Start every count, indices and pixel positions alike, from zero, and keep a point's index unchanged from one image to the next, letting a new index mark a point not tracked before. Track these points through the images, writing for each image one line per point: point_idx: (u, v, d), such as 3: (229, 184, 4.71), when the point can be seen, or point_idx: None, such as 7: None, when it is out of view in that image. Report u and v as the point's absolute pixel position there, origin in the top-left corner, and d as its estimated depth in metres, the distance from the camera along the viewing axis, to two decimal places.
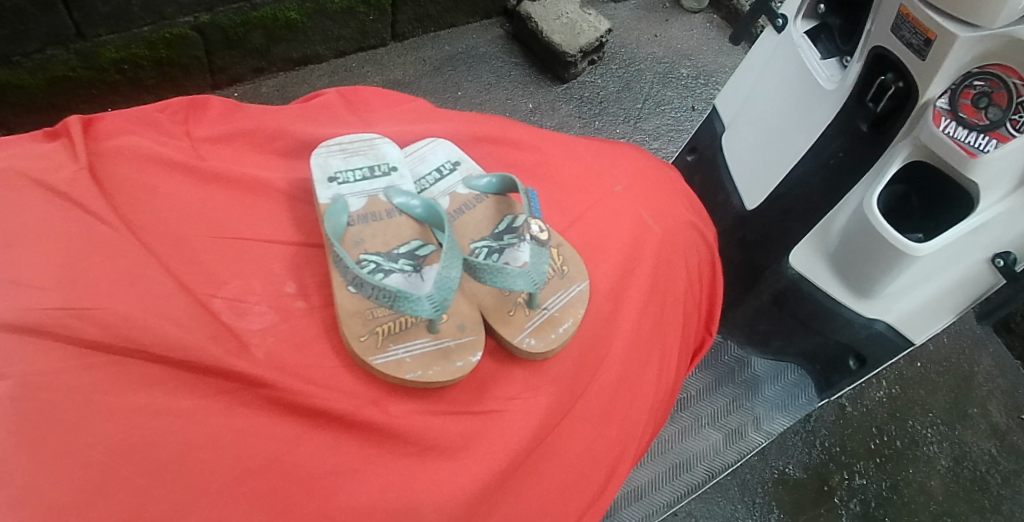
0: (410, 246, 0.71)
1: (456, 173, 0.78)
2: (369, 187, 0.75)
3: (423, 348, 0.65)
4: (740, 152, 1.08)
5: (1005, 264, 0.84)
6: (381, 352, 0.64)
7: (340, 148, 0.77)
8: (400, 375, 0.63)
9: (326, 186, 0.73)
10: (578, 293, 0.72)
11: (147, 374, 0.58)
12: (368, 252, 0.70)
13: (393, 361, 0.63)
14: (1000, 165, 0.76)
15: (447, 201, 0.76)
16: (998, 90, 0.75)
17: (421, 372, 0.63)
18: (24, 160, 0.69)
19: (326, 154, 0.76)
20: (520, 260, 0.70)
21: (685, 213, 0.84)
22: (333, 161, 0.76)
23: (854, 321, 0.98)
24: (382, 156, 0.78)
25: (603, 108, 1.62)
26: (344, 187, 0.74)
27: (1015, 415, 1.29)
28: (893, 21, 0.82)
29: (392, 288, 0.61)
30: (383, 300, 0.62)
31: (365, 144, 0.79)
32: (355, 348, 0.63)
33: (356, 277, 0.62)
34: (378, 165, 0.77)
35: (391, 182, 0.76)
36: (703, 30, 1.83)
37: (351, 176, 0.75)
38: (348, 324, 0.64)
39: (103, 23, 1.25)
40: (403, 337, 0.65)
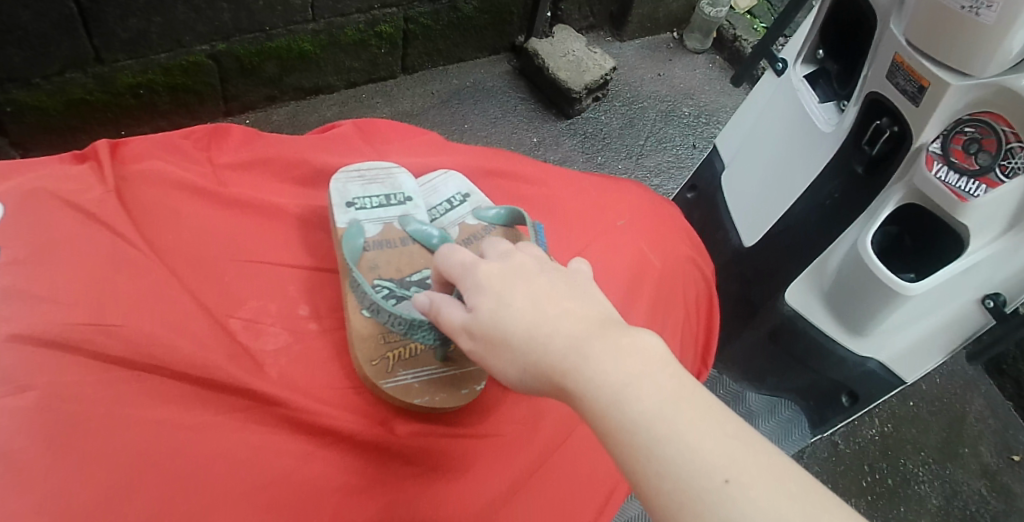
0: (422, 274, 0.73)
1: (467, 204, 0.81)
2: (385, 214, 0.78)
3: (430, 374, 0.66)
4: (739, 190, 1.11)
5: (995, 305, 0.85)
6: (390, 376, 0.65)
7: (359, 175, 0.80)
8: (409, 399, 0.64)
9: (343, 211, 0.75)
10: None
11: (164, 388, 0.61)
12: (383, 278, 0.72)
13: (400, 384, 0.65)
14: (989, 210, 0.79)
15: (457, 230, 0.78)
16: (989, 136, 0.78)
17: (427, 397, 0.65)
18: (56, 182, 0.72)
19: (345, 180, 0.79)
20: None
21: (684, 249, 0.87)
22: (352, 187, 0.78)
23: (848, 358, 1.01)
24: (398, 186, 0.81)
25: (606, 144, 1.66)
26: (361, 212, 0.76)
27: (1006, 456, 1.30)
28: (888, 68, 0.85)
29: (407, 316, 0.63)
30: (399, 327, 0.64)
31: (384, 173, 0.82)
32: (366, 371, 0.65)
33: (373, 303, 0.64)
34: (394, 194, 0.80)
35: (406, 212, 0.79)
36: (706, 70, 1.89)
37: (368, 202, 0.77)
38: (359, 347, 0.66)
39: (122, 49, 1.29)
40: (412, 362, 0.66)
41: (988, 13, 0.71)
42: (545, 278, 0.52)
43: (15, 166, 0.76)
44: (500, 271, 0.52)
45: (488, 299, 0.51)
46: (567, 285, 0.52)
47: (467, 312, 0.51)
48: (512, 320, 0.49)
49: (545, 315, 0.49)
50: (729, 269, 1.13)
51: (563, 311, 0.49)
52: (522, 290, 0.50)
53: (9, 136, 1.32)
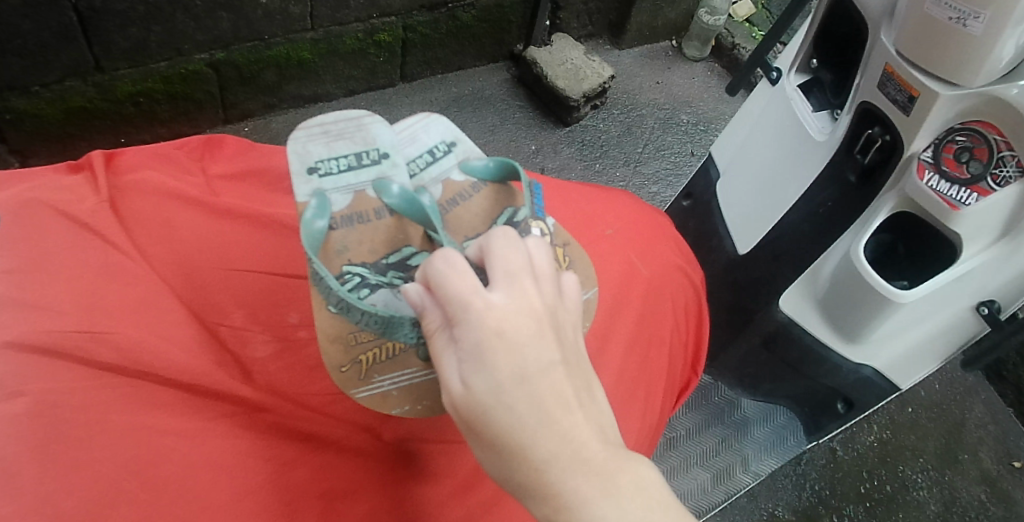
0: (399, 254, 0.73)
1: (451, 153, 0.81)
2: (354, 179, 0.76)
3: (408, 380, 0.65)
4: (733, 198, 1.12)
5: (990, 312, 0.86)
6: (365, 384, 0.64)
7: (325, 133, 0.79)
8: (386, 408, 0.64)
9: (306, 179, 0.74)
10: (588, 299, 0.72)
11: (154, 395, 0.62)
12: (353, 264, 0.71)
13: (375, 392, 0.64)
14: (981, 217, 0.79)
15: (441, 189, 0.79)
16: (980, 145, 0.78)
17: (407, 407, 0.64)
18: (50, 193, 0.74)
19: (307, 141, 0.78)
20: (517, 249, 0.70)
21: (672, 257, 0.87)
22: (316, 150, 0.77)
23: (842, 365, 1.02)
24: (370, 140, 0.79)
25: (604, 152, 1.67)
26: (325, 179, 0.75)
27: (1006, 462, 1.30)
28: (879, 78, 0.85)
29: (383, 314, 0.58)
30: (374, 325, 0.60)
31: (354, 126, 0.80)
32: (341, 383, 0.64)
33: (343, 300, 0.60)
34: (367, 151, 0.79)
35: (380, 171, 0.78)
36: (704, 78, 1.90)
37: (334, 166, 0.77)
38: (330, 351, 0.64)
39: (123, 57, 1.31)
40: (386, 367, 0.65)
41: (975, 24, 0.71)
42: (559, 370, 0.46)
43: (13, 176, 0.78)
44: (510, 344, 0.45)
45: (486, 381, 0.45)
46: (576, 377, 0.47)
47: (462, 381, 0.45)
48: (513, 419, 0.44)
49: (553, 426, 0.44)
50: (723, 276, 1.14)
51: (572, 424, 0.45)
52: (531, 386, 0.45)
53: (10, 144, 1.33)
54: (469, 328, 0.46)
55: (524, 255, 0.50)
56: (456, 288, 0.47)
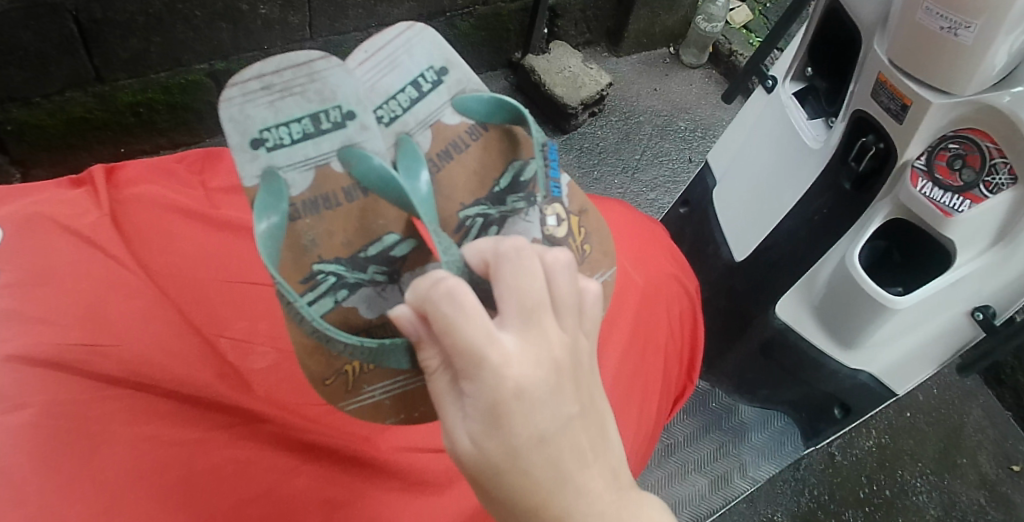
0: (381, 246, 0.67)
1: (440, 85, 0.66)
2: (315, 152, 0.61)
3: (398, 388, 0.59)
4: (730, 204, 1.13)
5: (985, 317, 0.87)
6: (352, 396, 0.59)
7: (261, 84, 0.58)
8: (379, 418, 0.61)
9: (253, 157, 0.59)
10: (605, 281, 0.70)
11: (156, 407, 0.63)
12: (325, 262, 0.64)
13: (366, 404, 0.60)
14: (974, 224, 0.80)
15: (430, 137, 0.67)
16: (973, 152, 0.79)
17: (400, 416, 0.61)
18: (53, 206, 0.76)
19: (242, 100, 0.57)
20: (523, 230, 0.67)
21: (667, 266, 0.88)
22: (256, 112, 0.58)
23: (839, 371, 1.02)
24: (327, 92, 0.60)
25: (602, 159, 1.69)
26: (277, 153, 0.60)
27: (1005, 466, 1.30)
28: (873, 87, 0.86)
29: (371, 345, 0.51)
30: (362, 356, 0.53)
31: (304, 74, 0.59)
32: (329, 396, 0.60)
33: (322, 331, 0.52)
34: (326, 109, 0.60)
35: (347, 136, 0.62)
36: (702, 84, 1.91)
37: (286, 134, 0.60)
38: (311, 369, 0.59)
39: (123, 68, 1.32)
40: (374, 376, 0.59)
41: (966, 33, 0.71)
42: (576, 426, 0.44)
43: (15, 190, 0.80)
44: (528, 407, 0.41)
45: (501, 444, 0.42)
46: (591, 429, 0.45)
47: (473, 438, 0.42)
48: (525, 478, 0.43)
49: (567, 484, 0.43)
50: (720, 282, 1.15)
51: (586, 481, 0.44)
52: (547, 447, 0.42)
53: (12, 155, 1.35)
54: (484, 391, 0.40)
55: (546, 292, 0.43)
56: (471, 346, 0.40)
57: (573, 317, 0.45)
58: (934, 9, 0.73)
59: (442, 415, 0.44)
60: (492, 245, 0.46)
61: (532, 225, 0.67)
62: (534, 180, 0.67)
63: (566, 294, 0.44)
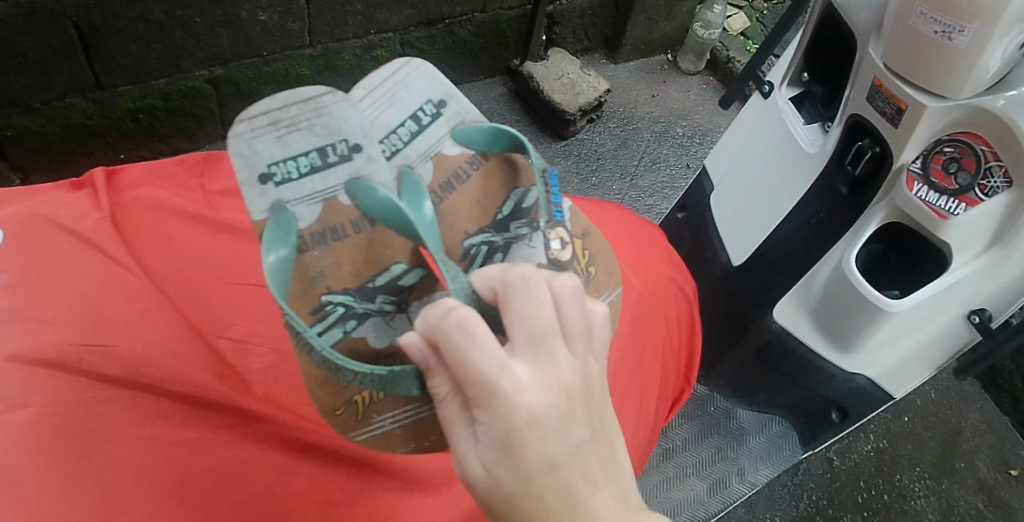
0: (388, 276, 0.66)
1: (440, 118, 0.63)
2: (321, 186, 0.58)
3: (410, 417, 0.57)
4: (728, 209, 1.14)
5: (981, 320, 0.87)
6: (364, 426, 0.58)
7: (269, 120, 0.54)
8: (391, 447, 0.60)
9: (259, 193, 0.56)
10: (610, 301, 0.70)
11: (156, 406, 0.64)
12: (334, 292, 0.62)
13: (376, 433, 0.59)
14: (971, 227, 0.80)
15: (432, 169, 0.64)
16: (968, 155, 0.79)
17: (413, 444, 0.59)
18: (54, 210, 0.77)
19: (250, 136, 0.54)
20: (527, 255, 0.66)
21: (664, 269, 0.89)
22: (262, 147, 0.55)
23: (837, 375, 1.03)
24: (335, 126, 0.57)
25: (601, 165, 1.69)
26: (285, 188, 0.57)
27: (1003, 470, 1.31)
28: (868, 91, 0.86)
29: (381, 372, 0.51)
30: (372, 383, 0.52)
31: (310, 108, 0.55)
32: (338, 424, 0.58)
33: (331, 360, 0.51)
34: (333, 143, 0.57)
35: (354, 169, 0.59)
36: (699, 91, 1.92)
37: (292, 169, 0.57)
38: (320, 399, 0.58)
39: (121, 74, 1.32)
40: (385, 405, 0.57)
41: (960, 37, 0.72)
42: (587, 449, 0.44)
43: (14, 194, 0.81)
44: (539, 433, 0.41)
45: (512, 470, 0.42)
46: (602, 451, 0.45)
47: (484, 462, 0.42)
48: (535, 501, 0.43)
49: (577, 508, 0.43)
50: (718, 287, 1.16)
51: (598, 504, 0.44)
52: (558, 470, 0.43)
53: (10, 161, 1.36)
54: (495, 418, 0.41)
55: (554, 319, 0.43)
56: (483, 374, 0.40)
57: (583, 343, 0.45)
58: (928, 13, 0.73)
59: (453, 439, 0.44)
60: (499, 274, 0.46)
61: (537, 250, 0.65)
62: (536, 207, 0.67)
63: (575, 319, 0.44)
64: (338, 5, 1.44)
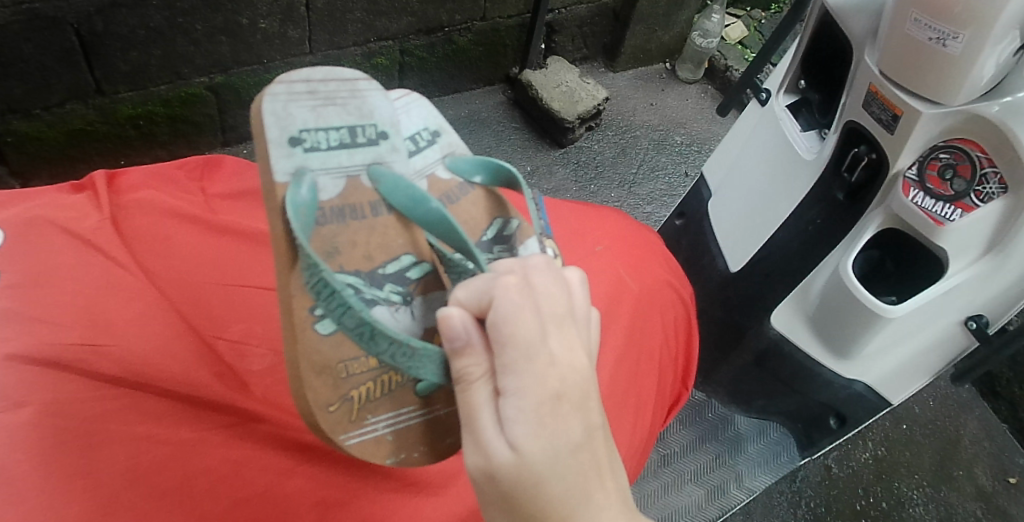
0: (399, 265, 0.62)
1: (434, 144, 0.68)
2: (348, 162, 0.61)
3: (404, 422, 0.60)
4: (725, 216, 1.14)
5: (978, 326, 0.88)
6: (358, 427, 0.57)
7: (308, 89, 0.60)
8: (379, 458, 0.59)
9: (286, 150, 0.57)
10: None
11: (154, 406, 0.65)
12: (345, 271, 0.59)
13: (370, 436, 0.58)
14: (967, 233, 0.80)
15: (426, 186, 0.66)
16: (963, 162, 0.80)
17: (400, 456, 0.59)
18: (54, 211, 0.78)
19: (287, 98, 0.58)
20: None
21: (662, 273, 0.89)
22: (298, 111, 0.59)
23: (834, 381, 1.03)
24: (367, 111, 0.64)
25: (599, 173, 1.70)
26: (312, 154, 0.58)
27: (1001, 478, 1.31)
28: (864, 98, 0.87)
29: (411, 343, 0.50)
30: (400, 358, 0.51)
31: (347, 88, 0.63)
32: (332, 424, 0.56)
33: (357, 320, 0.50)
34: (361, 126, 0.63)
35: (379, 155, 0.63)
36: (697, 99, 1.92)
37: (323, 139, 0.59)
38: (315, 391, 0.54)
39: (123, 81, 1.33)
40: (381, 405, 0.59)
41: (954, 44, 0.73)
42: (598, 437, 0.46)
43: (16, 197, 0.82)
44: (566, 407, 0.44)
45: (542, 448, 0.43)
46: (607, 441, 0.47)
47: (513, 443, 0.42)
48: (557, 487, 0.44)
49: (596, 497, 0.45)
50: (715, 293, 1.16)
51: (604, 496, 0.45)
52: (578, 454, 0.44)
53: (10, 166, 1.36)
54: (530, 395, 0.43)
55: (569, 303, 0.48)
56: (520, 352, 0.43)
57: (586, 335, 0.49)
58: (922, 20, 0.74)
59: (475, 423, 0.44)
60: (514, 266, 0.48)
61: None
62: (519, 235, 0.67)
63: (580, 309, 0.50)
64: (339, 13, 1.44)
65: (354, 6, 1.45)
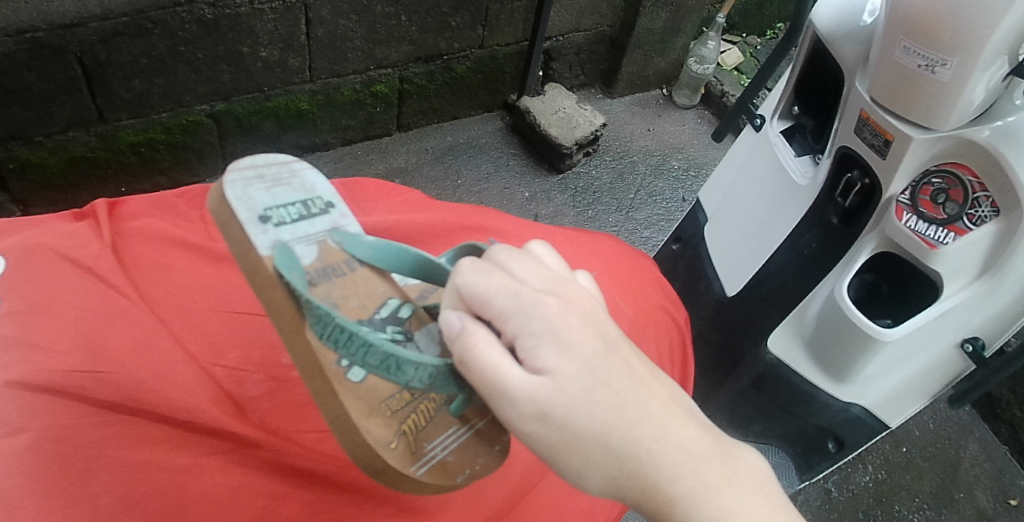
0: (389, 307, 0.64)
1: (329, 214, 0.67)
2: (312, 229, 0.65)
3: (459, 439, 0.59)
4: (721, 241, 1.15)
5: (974, 349, 0.88)
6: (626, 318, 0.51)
7: (257, 174, 0.65)
8: None
9: (260, 228, 0.61)
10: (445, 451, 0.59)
11: (152, 431, 0.65)
12: (352, 319, 0.62)
13: None
14: (960, 256, 0.81)
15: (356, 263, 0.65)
16: (955, 186, 0.81)
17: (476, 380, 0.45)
18: None
19: (242, 183, 0.63)
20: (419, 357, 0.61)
21: (656, 298, 0.91)
22: (256, 193, 0.63)
23: (832, 405, 1.03)
24: (310, 187, 0.68)
25: (597, 198, 1.71)
26: (283, 230, 0.62)
27: (1002, 501, 1.29)
28: (856, 123, 0.88)
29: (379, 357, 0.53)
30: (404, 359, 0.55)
31: (285, 170, 0.68)
32: None
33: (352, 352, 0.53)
34: (312, 199, 0.67)
35: (334, 221, 0.67)
36: (694, 125, 1.95)
37: (285, 213, 0.64)
38: None
39: (124, 109, 1.35)
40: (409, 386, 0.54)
41: (943, 70, 0.74)
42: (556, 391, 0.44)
43: None
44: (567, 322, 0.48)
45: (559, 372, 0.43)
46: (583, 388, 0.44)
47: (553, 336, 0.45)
48: (600, 458, 0.44)
49: (729, 482, 0.45)
50: (712, 317, 1.17)
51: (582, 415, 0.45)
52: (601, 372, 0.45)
53: (11, 193, 1.37)
54: (597, 384, 0.44)
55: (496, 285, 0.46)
56: (501, 376, 0.43)
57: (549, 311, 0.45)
58: (911, 47, 0.76)
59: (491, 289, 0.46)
60: None
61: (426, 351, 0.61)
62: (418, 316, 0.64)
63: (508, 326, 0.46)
64: (339, 41, 1.47)
65: (354, 34, 1.47)
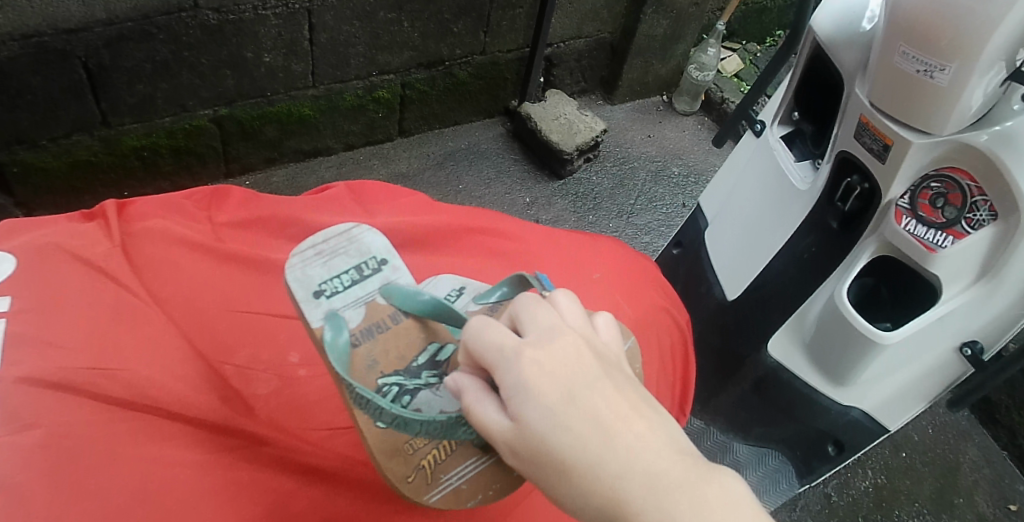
0: (427, 354, 0.67)
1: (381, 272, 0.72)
2: (362, 292, 0.70)
3: (477, 469, 0.60)
4: (722, 245, 1.16)
5: (973, 353, 0.89)
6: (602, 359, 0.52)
7: (314, 251, 0.72)
8: None
9: (315, 303, 0.67)
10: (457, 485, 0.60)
11: (160, 427, 0.65)
12: (388, 374, 0.66)
13: None
14: (958, 260, 0.82)
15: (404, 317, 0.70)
16: (954, 191, 0.82)
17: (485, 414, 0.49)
18: None
19: (300, 265, 0.70)
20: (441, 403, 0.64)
21: (658, 299, 0.91)
22: (313, 271, 0.70)
23: (832, 408, 1.04)
24: (365, 249, 0.74)
25: (597, 204, 1.72)
26: (334, 299, 0.68)
27: (1002, 506, 1.30)
28: (855, 128, 0.89)
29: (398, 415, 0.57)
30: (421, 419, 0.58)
31: (343, 239, 0.74)
32: None
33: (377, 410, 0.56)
34: (364, 261, 0.73)
35: (384, 277, 0.72)
36: (694, 131, 1.96)
37: (337, 283, 0.70)
38: None
39: (128, 113, 1.36)
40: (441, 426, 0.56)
41: (942, 75, 0.75)
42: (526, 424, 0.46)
43: None
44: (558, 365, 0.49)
45: (536, 410, 0.46)
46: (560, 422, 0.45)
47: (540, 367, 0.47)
48: (570, 494, 0.45)
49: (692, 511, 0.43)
50: (713, 320, 1.17)
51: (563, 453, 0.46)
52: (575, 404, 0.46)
53: (15, 196, 1.38)
54: (563, 417, 0.45)
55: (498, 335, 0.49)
56: (488, 422, 0.47)
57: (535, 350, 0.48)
58: (910, 53, 0.77)
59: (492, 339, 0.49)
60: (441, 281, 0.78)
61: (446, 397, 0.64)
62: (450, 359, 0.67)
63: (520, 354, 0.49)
64: (342, 47, 1.48)
65: (357, 40, 1.49)
